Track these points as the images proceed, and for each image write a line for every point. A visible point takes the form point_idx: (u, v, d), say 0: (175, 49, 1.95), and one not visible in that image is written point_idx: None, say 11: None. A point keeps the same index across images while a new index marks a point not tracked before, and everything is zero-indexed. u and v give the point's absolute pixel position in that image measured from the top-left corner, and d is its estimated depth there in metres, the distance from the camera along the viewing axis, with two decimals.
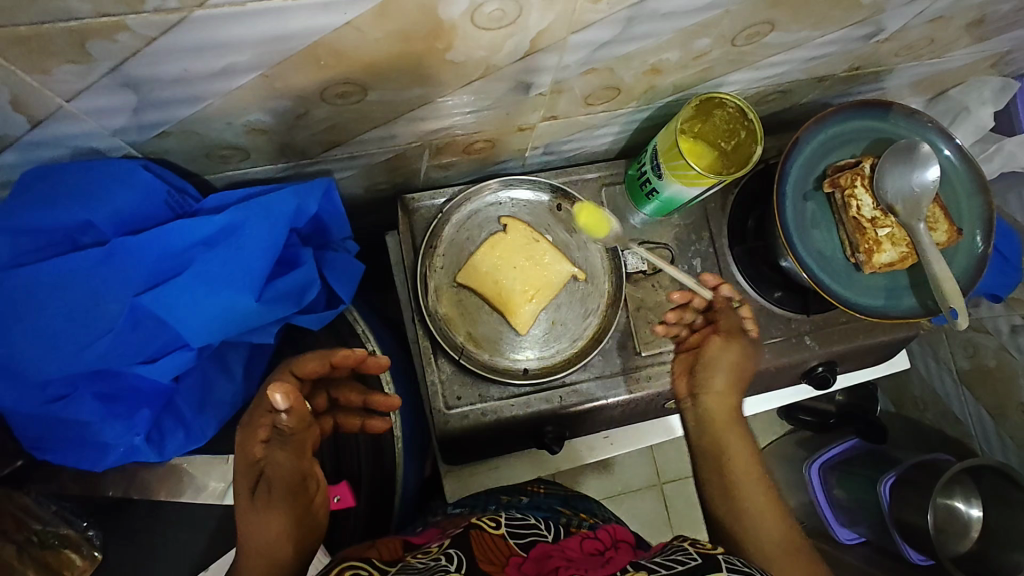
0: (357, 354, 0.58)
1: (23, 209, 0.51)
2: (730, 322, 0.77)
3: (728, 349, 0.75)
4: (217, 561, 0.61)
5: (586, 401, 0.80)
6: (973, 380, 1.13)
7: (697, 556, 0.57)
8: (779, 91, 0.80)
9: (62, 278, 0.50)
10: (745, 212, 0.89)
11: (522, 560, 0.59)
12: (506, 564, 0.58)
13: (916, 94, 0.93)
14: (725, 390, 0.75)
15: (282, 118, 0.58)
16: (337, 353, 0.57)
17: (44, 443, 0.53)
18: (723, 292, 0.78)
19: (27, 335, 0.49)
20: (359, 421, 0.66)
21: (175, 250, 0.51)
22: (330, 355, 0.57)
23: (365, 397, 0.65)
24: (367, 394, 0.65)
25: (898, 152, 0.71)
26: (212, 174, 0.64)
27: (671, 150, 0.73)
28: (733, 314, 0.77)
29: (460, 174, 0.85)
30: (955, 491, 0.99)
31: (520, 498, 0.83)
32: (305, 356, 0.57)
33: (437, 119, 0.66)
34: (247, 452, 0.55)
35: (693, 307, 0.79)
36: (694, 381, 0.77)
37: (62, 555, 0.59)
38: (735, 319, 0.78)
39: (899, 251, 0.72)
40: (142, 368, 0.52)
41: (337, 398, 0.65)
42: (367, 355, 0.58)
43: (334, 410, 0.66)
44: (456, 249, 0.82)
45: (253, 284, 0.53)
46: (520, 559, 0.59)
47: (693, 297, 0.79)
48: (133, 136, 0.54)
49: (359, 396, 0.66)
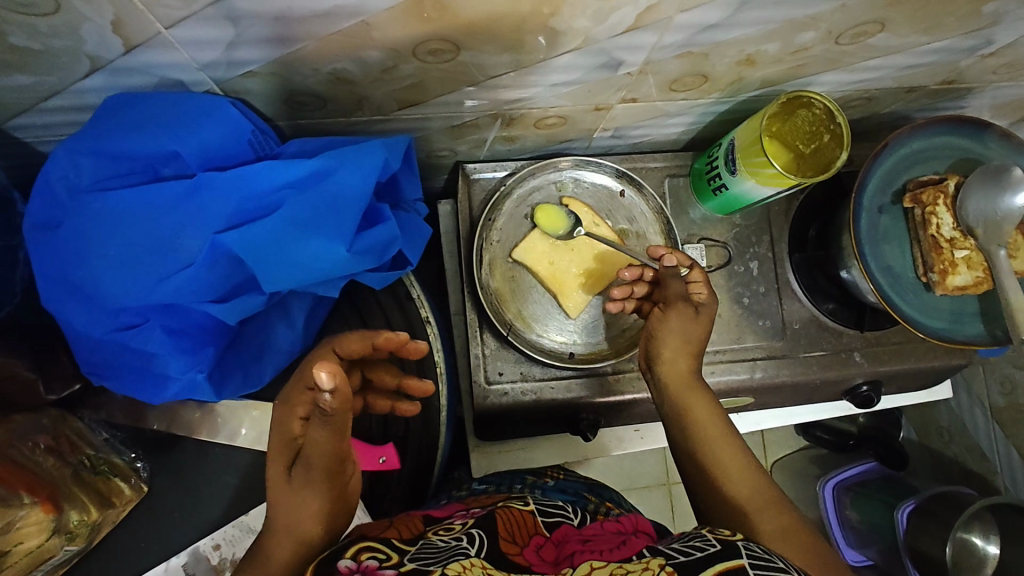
0: (400, 338, 0.54)
1: (112, 132, 0.50)
2: (677, 288, 0.68)
3: (668, 317, 0.67)
4: (260, 504, 0.62)
5: (610, 394, 0.79)
6: (1006, 418, 1.09)
7: (715, 542, 0.50)
8: (864, 97, 0.78)
9: (146, 207, 0.49)
10: (808, 220, 0.86)
11: (543, 542, 0.59)
12: (525, 545, 0.57)
13: (998, 117, 0.90)
14: (676, 353, 0.66)
15: (368, 70, 0.56)
16: (383, 336, 0.54)
17: (107, 370, 0.53)
18: (668, 260, 0.70)
19: (108, 260, 0.49)
20: (390, 403, 0.63)
21: (259, 192, 0.51)
22: (374, 336, 0.54)
23: (400, 381, 0.61)
24: (402, 378, 0.61)
25: (987, 173, 0.68)
26: (287, 121, 0.64)
27: (751, 147, 0.70)
28: (680, 281, 0.69)
29: (525, 149, 0.84)
30: (975, 527, 0.96)
31: (544, 480, 0.82)
32: (349, 335, 0.53)
33: (517, 89, 0.64)
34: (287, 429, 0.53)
35: (644, 281, 0.73)
36: (648, 352, 0.68)
37: (112, 482, 0.59)
38: (680, 286, 0.69)
39: (974, 275, 0.69)
40: (214, 306, 0.52)
41: (371, 376, 0.62)
42: (409, 340, 0.54)
43: (367, 387, 0.63)
44: (514, 224, 0.80)
45: (331, 233, 0.52)
46: (541, 540, 0.59)
47: (642, 271, 0.73)
48: (219, 72, 0.53)
49: (395, 378, 0.62)
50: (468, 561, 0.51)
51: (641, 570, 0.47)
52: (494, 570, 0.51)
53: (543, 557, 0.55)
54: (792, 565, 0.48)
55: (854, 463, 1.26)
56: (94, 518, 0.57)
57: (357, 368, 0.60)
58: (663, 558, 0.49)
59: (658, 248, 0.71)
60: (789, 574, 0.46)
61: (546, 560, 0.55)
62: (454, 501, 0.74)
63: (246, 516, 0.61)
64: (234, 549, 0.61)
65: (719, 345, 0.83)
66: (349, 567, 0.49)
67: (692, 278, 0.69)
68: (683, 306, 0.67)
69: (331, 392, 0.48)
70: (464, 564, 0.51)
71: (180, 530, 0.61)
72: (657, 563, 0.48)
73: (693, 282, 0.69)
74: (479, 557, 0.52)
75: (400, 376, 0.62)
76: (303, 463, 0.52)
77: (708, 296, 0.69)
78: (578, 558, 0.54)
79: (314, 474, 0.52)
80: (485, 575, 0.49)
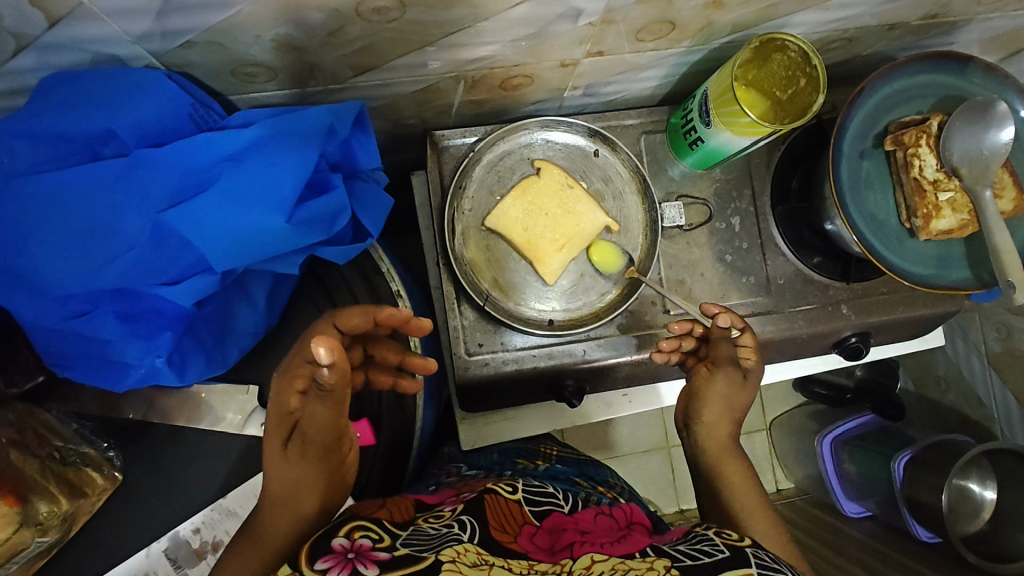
0: (402, 315, 0.56)
1: (44, 113, 0.49)
2: (727, 352, 0.70)
3: (715, 379, 0.70)
4: (238, 487, 0.62)
5: (584, 359, 0.77)
6: (1002, 363, 1.08)
7: (724, 548, 0.51)
8: (844, 38, 0.74)
9: (84, 189, 0.48)
10: (790, 171, 0.83)
11: (535, 530, 0.59)
12: (518, 534, 0.57)
13: (987, 52, 0.86)
14: (717, 416, 0.71)
15: (313, 34, 0.53)
16: (383, 312, 0.55)
17: (64, 361, 0.52)
18: (721, 320, 0.69)
19: (48, 247, 0.48)
20: (391, 378, 0.65)
21: (199, 167, 0.49)
22: (374, 314, 0.55)
23: (402, 357, 0.63)
24: (405, 355, 0.62)
25: (970, 110, 0.66)
26: (237, 94, 0.61)
27: (724, 96, 0.68)
28: (730, 343, 0.71)
29: (494, 113, 0.81)
30: (971, 474, 0.97)
31: (536, 466, 0.82)
32: (348, 311, 0.55)
33: (475, 47, 0.61)
34: (283, 403, 0.53)
35: (693, 336, 0.73)
36: (687, 409, 0.73)
37: (84, 472, 0.59)
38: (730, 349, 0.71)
39: (959, 218, 0.67)
40: (165, 290, 0.50)
41: (372, 354, 0.63)
42: (411, 317, 0.56)
43: (368, 363, 0.64)
44: (487, 191, 0.78)
45: (279, 205, 0.51)
46: (533, 529, 0.59)
47: (693, 326, 0.72)
48: (155, 45, 0.50)
49: (397, 355, 0.63)
50: (462, 547, 0.52)
51: (647, 569, 0.47)
52: (489, 555, 0.51)
53: (538, 544, 0.55)
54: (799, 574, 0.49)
55: (852, 417, 1.25)
56: (64, 508, 0.57)
57: (359, 344, 0.61)
58: (668, 559, 0.49)
59: (714, 306, 0.70)
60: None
61: (543, 548, 0.55)
62: (443, 487, 0.72)
63: (225, 499, 0.61)
64: (214, 532, 0.61)
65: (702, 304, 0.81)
66: (343, 546, 0.50)
67: (742, 341, 0.71)
68: (733, 371, 0.70)
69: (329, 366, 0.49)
70: (457, 550, 0.51)
71: (161, 516, 0.61)
72: (662, 564, 0.48)
73: (743, 346, 0.71)
74: (473, 543, 0.53)
75: (402, 353, 0.63)
76: (300, 437, 0.53)
77: (756, 363, 0.71)
78: (578, 549, 0.53)
79: (311, 448, 0.53)
80: (481, 560, 0.50)
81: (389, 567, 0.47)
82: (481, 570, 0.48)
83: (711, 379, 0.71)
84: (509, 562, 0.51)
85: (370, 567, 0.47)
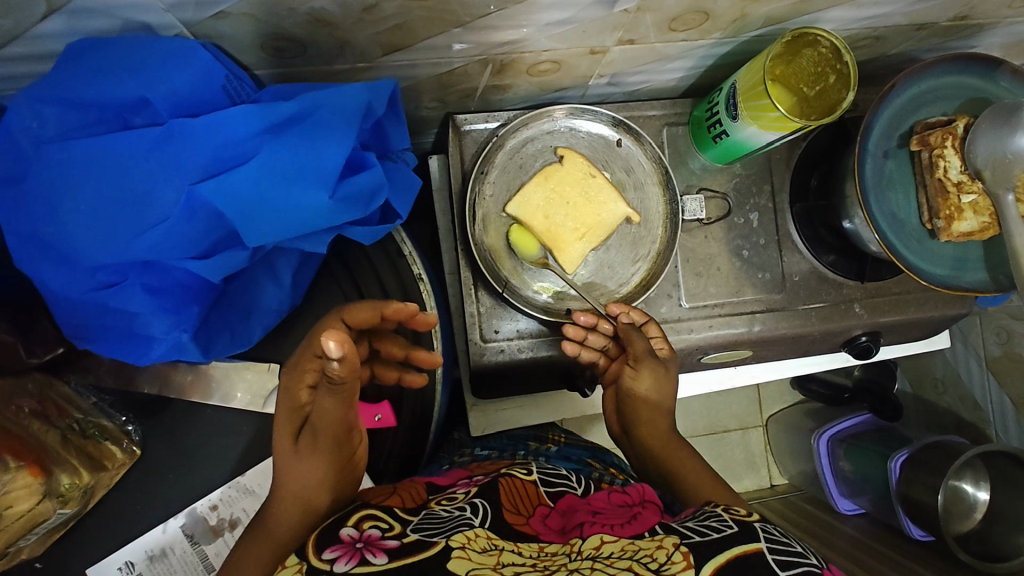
0: (409, 309, 0.56)
1: (76, 78, 0.47)
2: (642, 344, 0.69)
3: (641, 376, 0.68)
4: (255, 466, 0.61)
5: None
6: (1000, 368, 1.10)
7: (732, 523, 0.51)
8: (872, 37, 0.74)
9: (116, 159, 0.47)
10: (810, 168, 0.83)
11: (549, 511, 0.59)
12: (531, 515, 0.57)
13: (1008, 57, 0.86)
14: (651, 416, 0.68)
15: (348, 10, 0.52)
16: (391, 307, 0.55)
17: (89, 332, 0.52)
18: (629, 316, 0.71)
19: (78, 216, 0.47)
20: (397, 373, 0.65)
21: (235, 141, 0.49)
22: (383, 307, 0.55)
23: (407, 352, 0.63)
24: (410, 349, 0.63)
25: (999, 113, 0.64)
26: (265, 68, 0.60)
27: (754, 89, 0.67)
28: (642, 335, 0.69)
29: (518, 99, 0.80)
30: (966, 475, 0.98)
31: (548, 447, 0.83)
32: (356, 305, 0.54)
33: (507, 30, 0.61)
34: (294, 396, 0.54)
35: (602, 332, 0.73)
36: (625, 418, 0.70)
37: (103, 445, 0.58)
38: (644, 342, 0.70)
39: (981, 221, 0.67)
40: (194, 264, 0.50)
41: (378, 350, 0.63)
42: (417, 311, 0.57)
43: (374, 359, 0.64)
44: (508, 177, 0.78)
45: (313, 182, 0.50)
46: (546, 510, 0.59)
47: (601, 321, 0.73)
48: (186, 13, 0.48)
49: (402, 350, 0.63)
50: (473, 532, 0.52)
51: (655, 548, 0.48)
52: (499, 540, 0.52)
53: (549, 525, 0.56)
54: (809, 548, 0.50)
55: (848, 415, 1.27)
56: (85, 481, 0.56)
57: (366, 340, 0.61)
58: (677, 536, 0.50)
59: (617, 307, 0.71)
60: (806, 558, 0.47)
61: (554, 530, 0.55)
62: (456, 467, 0.73)
63: (243, 477, 0.61)
64: (231, 510, 0.61)
65: (718, 298, 0.81)
66: (351, 537, 0.50)
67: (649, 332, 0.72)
68: (655, 363, 0.69)
69: (339, 360, 0.49)
70: (468, 535, 0.51)
71: (178, 492, 0.61)
72: (671, 542, 0.49)
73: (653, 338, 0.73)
74: (484, 528, 0.53)
75: (407, 348, 0.63)
76: (311, 431, 0.54)
77: (669, 351, 0.73)
78: (588, 529, 0.53)
79: (321, 443, 0.54)
80: (491, 546, 0.50)
81: (398, 554, 0.48)
82: (491, 557, 0.48)
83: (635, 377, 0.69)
84: (519, 545, 0.52)
85: (379, 556, 0.48)
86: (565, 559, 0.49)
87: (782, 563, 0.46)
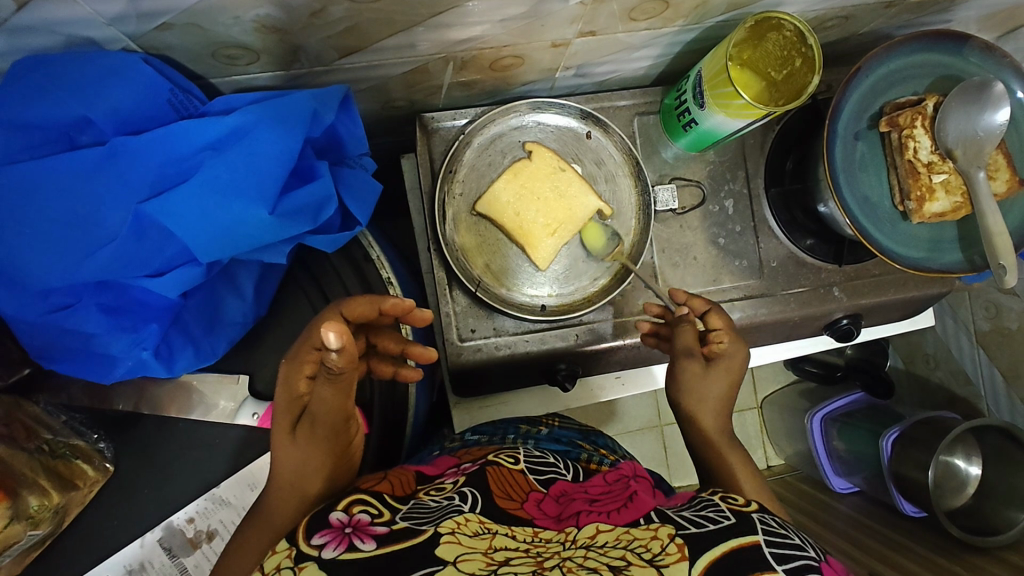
0: (405, 305, 0.55)
1: (17, 101, 0.48)
2: (688, 338, 0.68)
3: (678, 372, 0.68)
4: (227, 477, 0.63)
5: (602, 340, 0.78)
6: (990, 342, 1.08)
7: (730, 514, 0.51)
8: (841, 16, 0.73)
9: (64, 183, 0.49)
10: (785, 152, 0.82)
11: (541, 497, 0.59)
12: (524, 501, 0.57)
13: (986, 30, 0.84)
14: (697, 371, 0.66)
15: (295, 15, 0.50)
16: (388, 302, 0.55)
17: (51, 353, 0.54)
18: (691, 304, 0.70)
19: (27, 239, 0.49)
20: (393, 368, 0.63)
21: (180, 157, 0.51)
22: (380, 302, 0.55)
23: (404, 347, 0.61)
24: (407, 344, 0.61)
25: (965, 91, 0.65)
26: (219, 77, 0.59)
27: (719, 76, 0.67)
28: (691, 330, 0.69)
29: (484, 95, 0.80)
30: (958, 450, 0.97)
31: (539, 429, 0.81)
32: (354, 299, 0.54)
33: (462, 27, 0.59)
34: (291, 387, 0.53)
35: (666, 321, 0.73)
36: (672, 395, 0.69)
37: (74, 464, 0.59)
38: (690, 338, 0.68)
39: (952, 201, 0.67)
40: (148, 281, 0.52)
41: (375, 344, 0.61)
42: (413, 306, 0.56)
43: (370, 353, 0.63)
44: (476, 175, 0.78)
45: (262, 198, 0.53)
46: (540, 496, 0.59)
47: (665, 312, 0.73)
48: (130, 27, 0.47)
49: (399, 345, 0.61)
50: (464, 518, 0.51)
51: (650, 538, 0.48)
52: (492, 523, 0.51)
53: (544, 512, 0.56)
54: (806, 540, 0.50)
55: (842, 395, 1.24)
56: (56, 501, 0.57)
57: (362, 334, 0.60)
58: (673, 526, 0.49)
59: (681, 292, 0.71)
60: (804, 550, 0.47)
61: (549, 515, 0.55)
62: (445, 455, 0.73)
63: (218, 489, 0.62)
64: (208, 521, 0.62)
65: (694, 288, 0.81)
66: (342, 521, 0.50)
67: (711, 323, 0.68)
68: (691, 359, 0.67)
69: (339, 350, 0.48)
70: (459, 520, 0.50)
71: (154, 506, 0.62)
72: (667, 532, 0.48)
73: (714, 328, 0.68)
74: (474, 513, 0.52)
75: (404, 342, 0.61)
76: (308, 420, 0.54)
77: (731, 344, 0.67)
78: (584, 518, 0.53)
79: (318, 431, 0.54)
80: (483, 529, 0.50)
81: (386, 541, 0.47)
82: (483, 541, 0.48)
83: (672, 370, 0.69)
84: (514, 529, 0.51)
85: (367, 542, 0.47)
86: (559, 547, 0.48)
87: (780, 557, 0.45)
